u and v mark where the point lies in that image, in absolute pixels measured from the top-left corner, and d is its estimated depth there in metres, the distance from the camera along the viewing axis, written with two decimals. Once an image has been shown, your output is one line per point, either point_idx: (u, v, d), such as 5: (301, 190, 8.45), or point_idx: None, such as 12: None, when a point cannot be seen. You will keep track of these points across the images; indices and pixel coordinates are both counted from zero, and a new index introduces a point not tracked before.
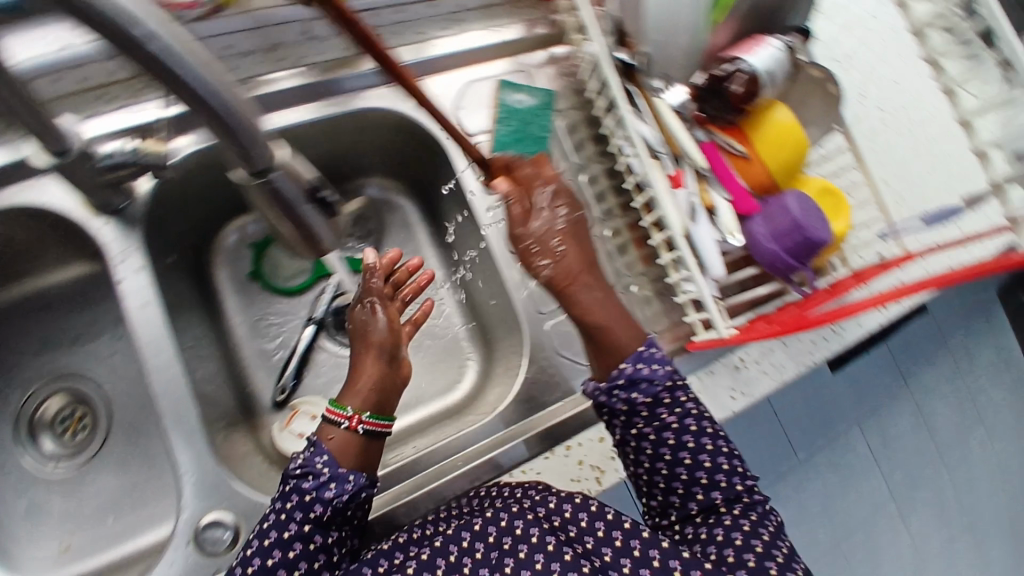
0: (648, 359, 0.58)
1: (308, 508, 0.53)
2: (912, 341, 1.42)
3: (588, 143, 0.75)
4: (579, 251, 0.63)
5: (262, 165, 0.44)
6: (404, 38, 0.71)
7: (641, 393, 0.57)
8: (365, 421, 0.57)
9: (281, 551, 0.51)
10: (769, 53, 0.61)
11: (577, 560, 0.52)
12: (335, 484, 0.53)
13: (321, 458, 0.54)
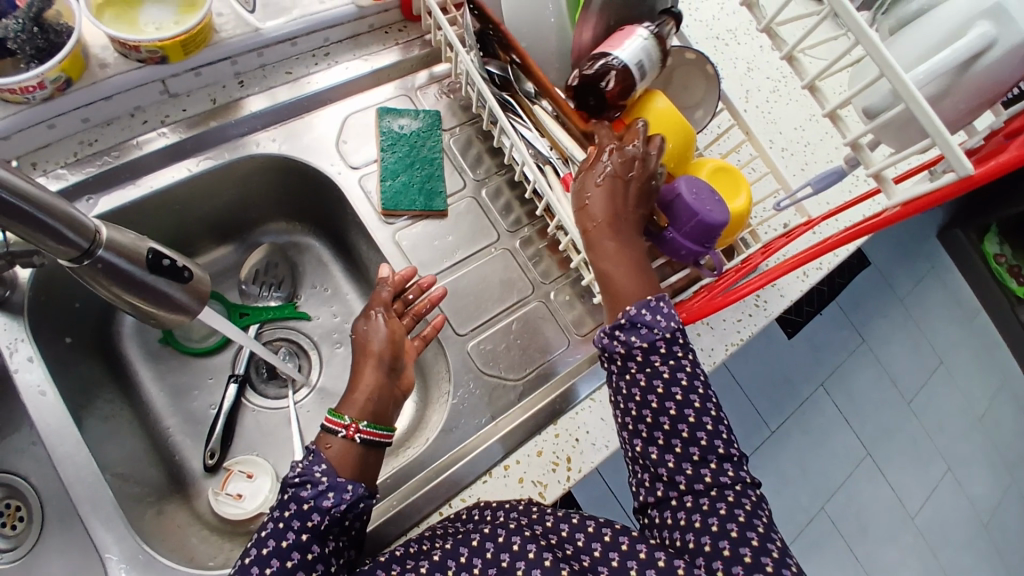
0: (653, 308, 0.57)
1: (306, 518, 0.51)
2: (858, 295, 1.45)
3: (485, 156, 0.76)
4: (607, 201, 0.59)
5: (82, 242, 0.44)
6: (274, 79, 0.71)
7: (640, 337, 0.56)
8: (362, 429, 0.56)
9: (279, 561, 0.49)
10: (637, 44, 0.61)
11: (557, 564, 0.51)
12: (333, 493, 0.52)
13: (320, 466, 0.53)
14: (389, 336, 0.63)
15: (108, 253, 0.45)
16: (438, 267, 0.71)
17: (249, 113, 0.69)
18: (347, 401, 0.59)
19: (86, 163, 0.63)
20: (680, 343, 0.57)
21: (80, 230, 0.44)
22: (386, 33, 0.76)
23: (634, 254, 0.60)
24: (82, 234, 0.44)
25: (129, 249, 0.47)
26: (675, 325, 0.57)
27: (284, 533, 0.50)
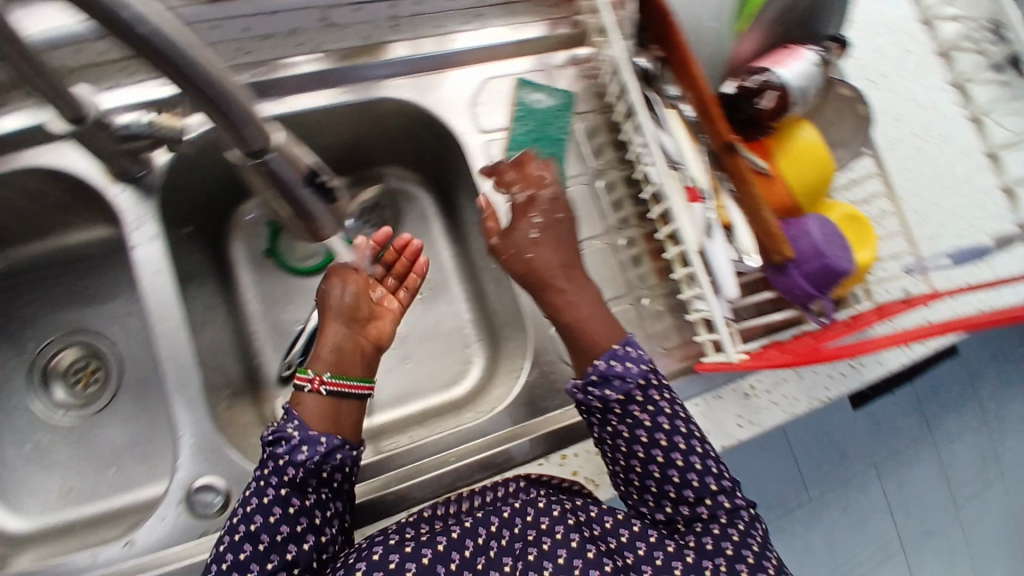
0: (622, 357, 0.56)
1: (281, 472, 0.53)
2: (937, 383, 1.37)
3: (608, 148, 0.74)
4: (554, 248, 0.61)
5: (257, 142, 0.42)
6: (425, 29, 0.71)
7: (614, 390, 0.55)
8: (326, 382, 0.57)
9: (261, 517, 0.52)
10: (803, 67, 0.60)
11: (600, 557, 0.52)
12: (307, 446, 0.53)
13: (292, 424, 0.55)
14: (354, 291, 0.63)
15: (276, 160, 0.44)
16: None
17: (392, 59, 0.70)
18: (312, 357, 0.60)
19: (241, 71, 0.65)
20: (655, 386, 0.57)
21: (260, 130, 0.42)
22: (537, 6, 0.74)
23: (588, 295, 0.61)
24: (260, 137, 0.42)
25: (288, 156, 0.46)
26: (648, 369, 0.57)
27: (263, 492, 0.53)
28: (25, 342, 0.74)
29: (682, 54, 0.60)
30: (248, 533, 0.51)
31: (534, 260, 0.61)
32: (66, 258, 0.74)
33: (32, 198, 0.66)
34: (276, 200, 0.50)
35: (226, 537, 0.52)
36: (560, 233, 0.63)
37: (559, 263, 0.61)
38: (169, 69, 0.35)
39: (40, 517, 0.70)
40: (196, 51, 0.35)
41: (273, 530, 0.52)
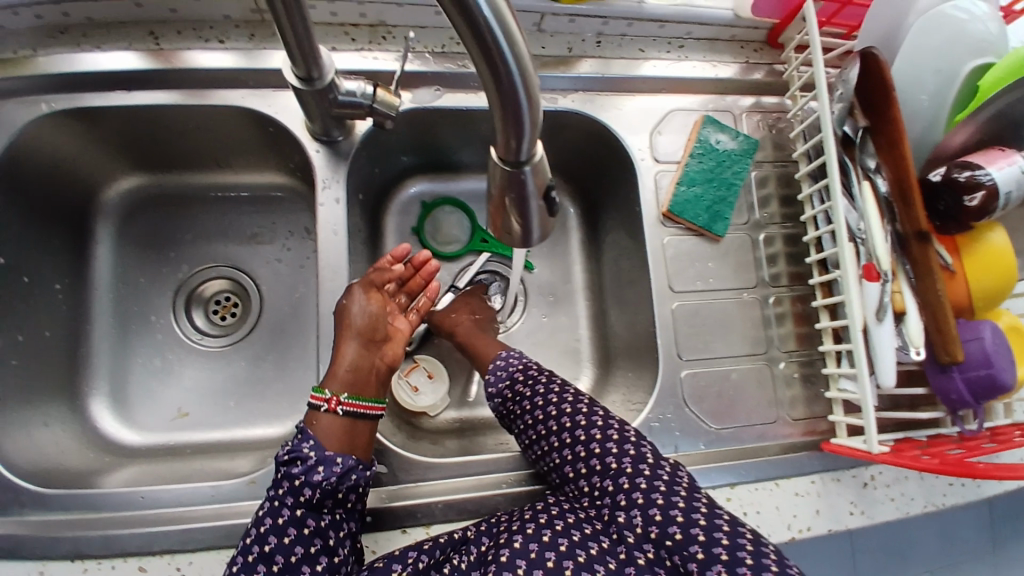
0: (505, 355, 0.68)
1: (297, 491, 0.53)
2: (1022, 512, 1.28)
3: (774, 201, 0.72)
4: (462, 309, 0.75)
5: (523, 150, 0.39)
6: (625, 51, 0.72)
7: (501, 378, 0.66)
8: (344, 403, 0.58)
9: (276, 537, 0.51)
10: (1014, 172, 0.57)
11: (573, 550, 0.52)
12: (323, 467, 0.54)
13: (308, 443, 0.55)
14: (370, 312, 0.62)
15: (531, 173, 0.41)
16: (687, 283, 0.70)
17: (575, 74, 0.70)
18: (328, 376, 0.60)
19: (447, 59, 0.65)
20: (520, 380, 0.65)
21: (533, 142, 0.39)
22: (741, 47, 0.74)
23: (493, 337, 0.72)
24: (530, 146, 0.39)
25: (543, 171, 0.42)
26: (525, 360, 0.68)
27: (275, 510, 0.52)
28: (179, 265, 0.78)
29: (898, 132, 0.58)
30: (261, 553, 0.51)
31: (452, 311, 0.74)
32: (236, 193, 0.79)
33: (228, 132, 0.70)
34: (495, 215, 0.46)
35: (236, 561, 0.51)
36: (460, 297, 0.77)
37: (459, 307, 0.75)
38: (487, 58, 0.33)
39: (155, 434, 0.73)
40: (524, 57, 0.33)
41: (287, 551, 0.51)
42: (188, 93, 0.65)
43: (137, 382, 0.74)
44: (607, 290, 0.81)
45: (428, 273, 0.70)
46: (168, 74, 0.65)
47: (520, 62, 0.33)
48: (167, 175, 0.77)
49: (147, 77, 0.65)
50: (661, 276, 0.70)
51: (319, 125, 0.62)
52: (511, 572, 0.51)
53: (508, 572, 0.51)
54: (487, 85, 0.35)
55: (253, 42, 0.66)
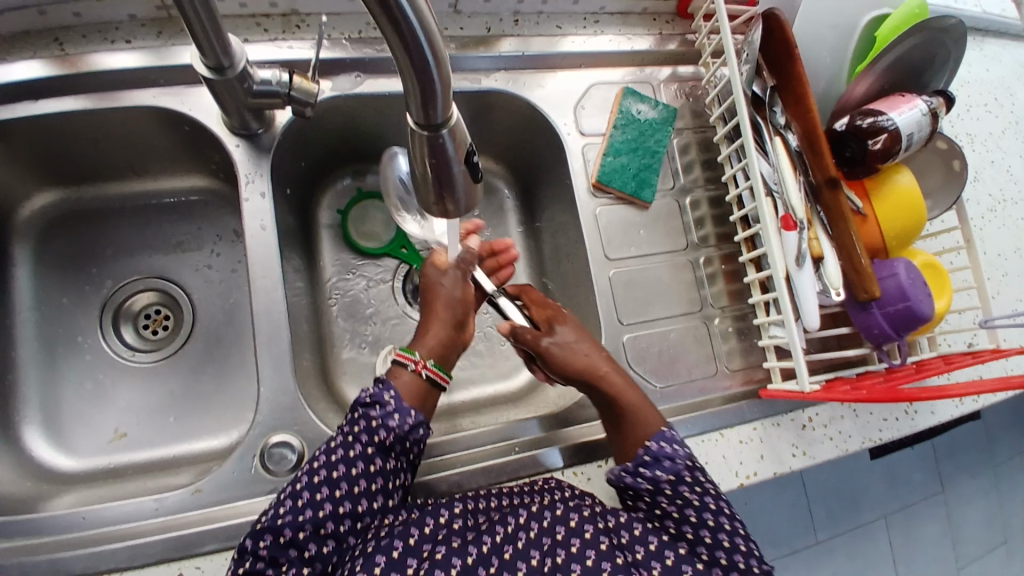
0: (671, 439, 0.57)
1: (373, 432, 0.53)
2: (955, 446, 1.37)
3: (697, 166, 0.76)
4: (589, 340, 0.62)
5: (439, 115, 0.40)
6: (542, 29, 0.74)
7: (664, 471, 0.55)
8: (430, 367, 0.58)
9: (343, 466, 0.52)
10: (914, 116, 0.61)
11: (613, 551, 0.51)
12: (399, 415, 0.54)
13: (390, 392, 0.55)
14: (464, 301, 0.64)
15: (450, 137, 0.41)
16: (622, 251, 0.72)
17: (496, 54, 0.72)
18: (413, 342, 0.60)
19: (365, 44, 0.66)
20: (687, 482, 0.54)
21: (447, 106, 0.39)
22: (653, 20, 0.78)
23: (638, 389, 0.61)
24: (446, 110, 0.40)
25: (462, 136, 0.43)
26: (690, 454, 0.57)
27: (347, 439, 0.53)
28: (103, 280, 0.75)
29: (801, 87, 0.62)
30: (327, 478, 0.51)
31: (593, 346, 0.62)
32: (160, 201, 0.77)
33: (147, 136, 0.69)
34: (422, 187, 0.46)
35: (296, 481, 0.51)
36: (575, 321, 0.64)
37: (589, 343, 0.62)
38: (392, 20, 0.33)
39: (91, 458, 0.69)
40: (431, 23, 0.34)
41: (352, 482, 0.51)
42: (98, 97, 0.63)
43: (66, 405, 0.70)
44: (546, 266, 0.82)
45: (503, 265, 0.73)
46: (73, 79, 0.62)
47: (424, 22, 0.33)
48: (85, 188, 0.74)
49: (52, 85, 0.62)
50: (596, 246, 0.72)
51: (237, 119, 0.61)
52: (581, 563, 0.50)
53: (563, 551, 0.50)
54: (395, 50, 0.35)
55: (162, 39, 0.65)
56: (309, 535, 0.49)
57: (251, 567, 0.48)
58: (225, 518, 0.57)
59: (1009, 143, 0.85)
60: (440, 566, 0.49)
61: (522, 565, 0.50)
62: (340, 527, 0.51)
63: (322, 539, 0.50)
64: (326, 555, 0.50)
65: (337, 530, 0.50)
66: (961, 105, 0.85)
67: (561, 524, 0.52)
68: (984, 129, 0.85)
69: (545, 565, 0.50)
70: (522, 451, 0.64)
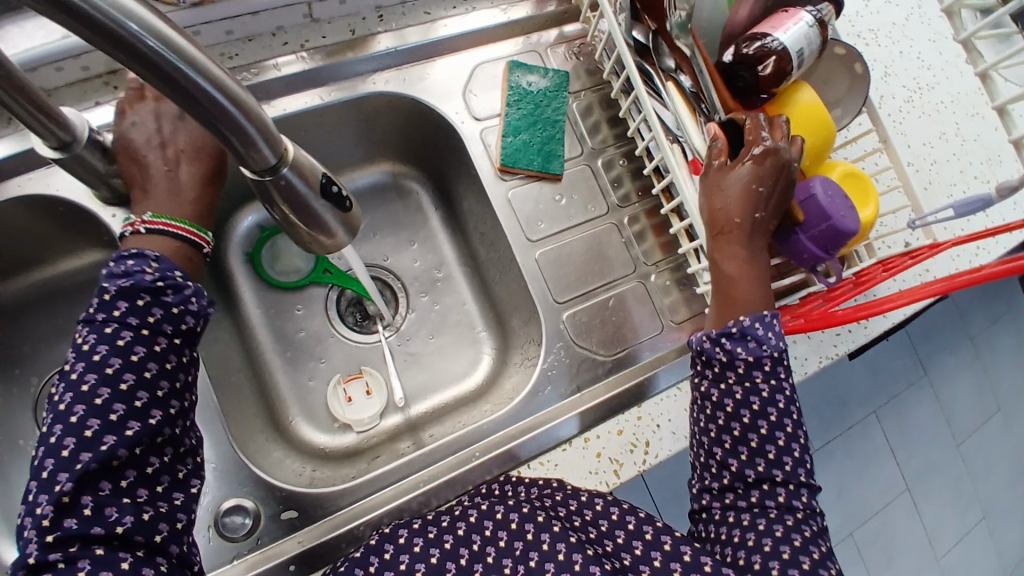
0: (768, 325, 0.57)
1: (126, 353, 0.46)
2: (932, 329, 1.38)
3: (603, 125, 0.73)
4: (744, 198, 0.57)
5: (271, 155, 0.36)
6: (412, 18, 0.70)
7: (747, 350, 0.57)
8: (146, 221, 0.51)
9: (99, 419, 0.44)
10: (800, 29, 0.59)
11: (582, 543, 0.52)
12: (197, 299, 0.50)
13: (178, 271, 0.50)
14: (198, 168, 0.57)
15: (293, 175, 0.38)
16: (543, 230, 0.71)
17: (371, 55, 0.68)
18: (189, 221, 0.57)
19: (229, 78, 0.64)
20: (763, 369, 0.56)
21: (275, 144, 0.36)
22: None
23: (759, 266, 0.60)
24: (275, 148, 0.36)
25: (308, 168, 0.40)
26: (782, 343, 0.58)
27: (94, 396, 0.45)
28: (27, 377, 0.71)
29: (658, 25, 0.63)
30: (95, 456, 0.43)
31: (723, 216, 0.59)
32: (65, 285, 0.73)
33: (26, 224, 0.65)
34: (298, 227, 0.43)
35: (60, 396, 0.45)
36: (772, 169, 0.57)
37: (746, 202, 0.58)
38: (165, 77, 0.30)
39: None
40: (217, 71, 0.31)
41: (128, 399, 0.46)
42: None
43: None
44: (479, 256, 0.80)
45: (759, 125, 0.58)
46: None
47: (202, 69, 0.30)
48: None
49: None
50: (516, 231, 0.70)
51: (108, 188, 0.58)
52: (553, 560, 0.51)
53: (536, 553, 0.51)
54: (188, 106, 0.32)
55: (11, 123, 0.61)
56: (113, 449, 0.44)
57: (66, 531, 0.42)
58: None
59: (913, 30, 0.84)
60: None
61: None
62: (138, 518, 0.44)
63: (123, 501, 0.44)
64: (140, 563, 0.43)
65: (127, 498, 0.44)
66: (859, 1, 0.83)
67: (530, 522, 0.53)
68: (887, 19, 0.83)
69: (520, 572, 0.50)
70: (483, 455, 0.63)
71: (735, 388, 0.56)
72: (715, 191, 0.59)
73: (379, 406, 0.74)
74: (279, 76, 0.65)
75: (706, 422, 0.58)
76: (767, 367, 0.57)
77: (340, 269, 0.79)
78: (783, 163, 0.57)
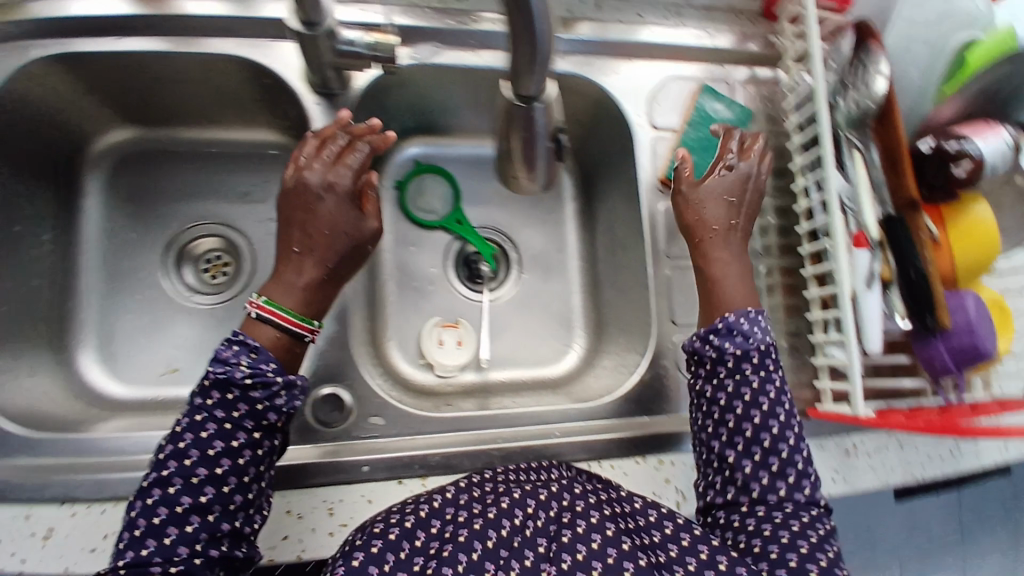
0: (751, 320, 0.58)
1: (205, 445, 0.49)
2: (988, 509, 1.29)
3: (768, 173, 0.75)
4: (733, 199, 0.62)
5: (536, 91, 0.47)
6: (624, 15, 0.73)
7: (734, 344, 0.58)
8: (259, 304, 0.54)
9: (167, 508, 0.47)
10: (999, 143, 0.60)
11: (619, 537, 0.51)
12: (285, 393, 0.52)
13: (269, 364, 0.52)
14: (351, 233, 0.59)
15: (540, 109, 0.50)
16: (682, 250, 0.72)
17: (574, 36, 0.71)
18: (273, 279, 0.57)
19: (447, 16, 0.68)
20: (753, 363, 0.57)
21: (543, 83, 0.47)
22: (737, 17, 0.77)
23: (737, 267, 0.62)
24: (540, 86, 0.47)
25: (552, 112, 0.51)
26: (770, 339, 0.59)
27: (168, 481, 0.48)
28: (171, 220, 0.77)
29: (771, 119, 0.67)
30: (158, 547, 0.46)
31: (702, 219, 0.62)
32: (232, 151, 0.78)
33: (226, 84, 0.70)
34: (518, 159, 0.57)
35: (147, 476, 0.49)
36: (728, 180, 0.63)
37: (720, 201, 0.62)
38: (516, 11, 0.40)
39: (143, 387, 0.72)
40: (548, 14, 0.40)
41: (196, 492, 0.48)
42: (183, 41, 0.65)
43: (122, 338, 0.73)
44: (599, 256, 0.82)
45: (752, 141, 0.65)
46: (162, 21, 0.64)
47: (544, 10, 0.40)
48: (162, 130, 0.77)
49: (148, 26, 0.65)
50: (657, 243, 0.72)
51: (319, 77, 0.62)
52: (587, 544, 0.50)
53: (569, 533, 0.51)
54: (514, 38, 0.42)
55: None
56: (173, 544, 0.46)
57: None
58: None
59: None
60: (447, 563, 0.47)
61: (530, 554, 0.49)
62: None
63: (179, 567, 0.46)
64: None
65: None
66: None
67: (567, 510, 0.54)
68: None
69: (552, 551, 0.50)
70: (563, 436, 0.64)
71: (727, 383, 0.57)
72: (691, 205, 0.63)
73: (465, 358, 0.77)
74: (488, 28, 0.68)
75: (709, 421, 0.58)
76: (754, 360, 0.58)
77: (470, 224, 0.82)
78: (746, 176, 0.63)
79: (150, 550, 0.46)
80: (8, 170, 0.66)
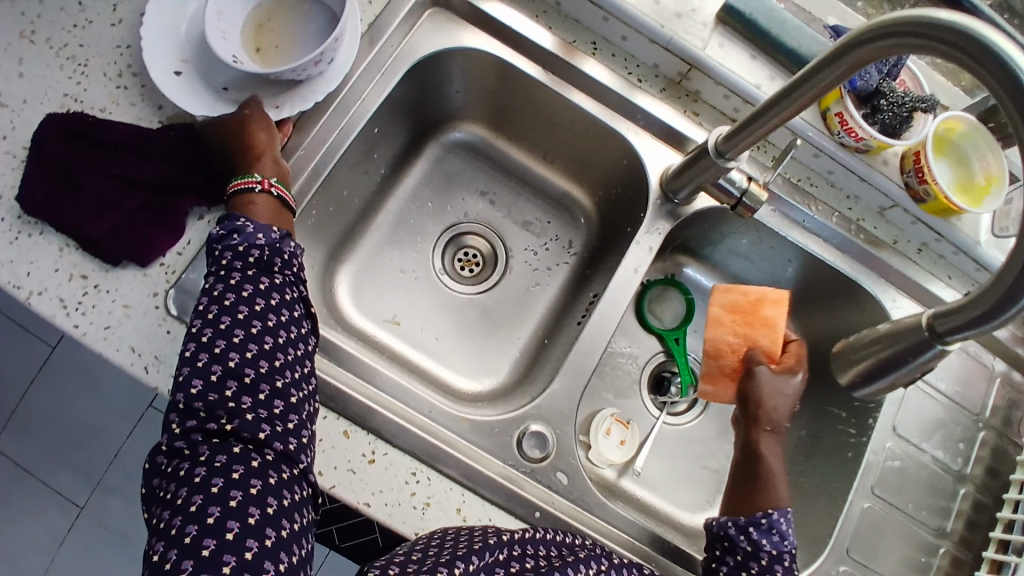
0: (782, 529, 0.59)
1: (211, 295, 0.52)
2: None
3: (984, 469, 0.76)
4: (743, 335, 0.67)
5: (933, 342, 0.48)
6: (938, 270, 0.76)
7: (771, 543, 0.59)
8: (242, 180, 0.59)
9: (191, 364, 0.50)
10: None
11: None
12: (261, 233, 0.55)
13: (244, 220, 0.56)
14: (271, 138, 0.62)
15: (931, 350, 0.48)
16: (883, 493, 0.73)
17: (882, 258, 0.74)
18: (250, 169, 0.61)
19: (797, 192, 0.73)
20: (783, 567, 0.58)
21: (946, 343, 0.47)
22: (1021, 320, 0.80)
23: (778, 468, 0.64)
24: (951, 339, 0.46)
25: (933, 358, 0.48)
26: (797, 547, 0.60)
27: (201, 336, 0.51)
28: (461, 206, 0.84)
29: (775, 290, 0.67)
30: (202, 383, 0.49)
31: (769, 415, 0.64)
32: (538, 183, 0.85)
33: (585, 143, 0.77)
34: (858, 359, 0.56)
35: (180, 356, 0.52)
36: (729, 315, 0.67)
37: (732, 348, 0.67)
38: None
39: (370, 323, 0.77)
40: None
41: (224, 337, 0.51)
42: (584, 95, 0.72)
43: (376, 277, 0.80)
44: None
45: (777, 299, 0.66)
46: (580, 74, 0.71)
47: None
48: (498, 139, 0.84)
49: (567, 70, 0.71)
50: (865, 475, 0.73)
51: (678, 185, 0.69)
52: None
53: None
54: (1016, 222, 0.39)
55: (665, 95, 0.73)
56: (218, 379, 0.49)
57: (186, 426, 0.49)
58: (470, 459, 0.64)
59: None
60: None
61: None
62: (227, 477, 0.46)
63: (233, 407, 0.49)
64: (231, 511, 0.45)
65: (230, 448, 0.48)
66: None
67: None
68: None
69: None
70: None
71: None
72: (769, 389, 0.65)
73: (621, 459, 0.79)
74: (826, 220, 0.74)
75: None
76: (786, 563, 0.58)
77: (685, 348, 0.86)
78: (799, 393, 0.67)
79: (195, 401, 0.49)
80: (391, 106, 0.73)
